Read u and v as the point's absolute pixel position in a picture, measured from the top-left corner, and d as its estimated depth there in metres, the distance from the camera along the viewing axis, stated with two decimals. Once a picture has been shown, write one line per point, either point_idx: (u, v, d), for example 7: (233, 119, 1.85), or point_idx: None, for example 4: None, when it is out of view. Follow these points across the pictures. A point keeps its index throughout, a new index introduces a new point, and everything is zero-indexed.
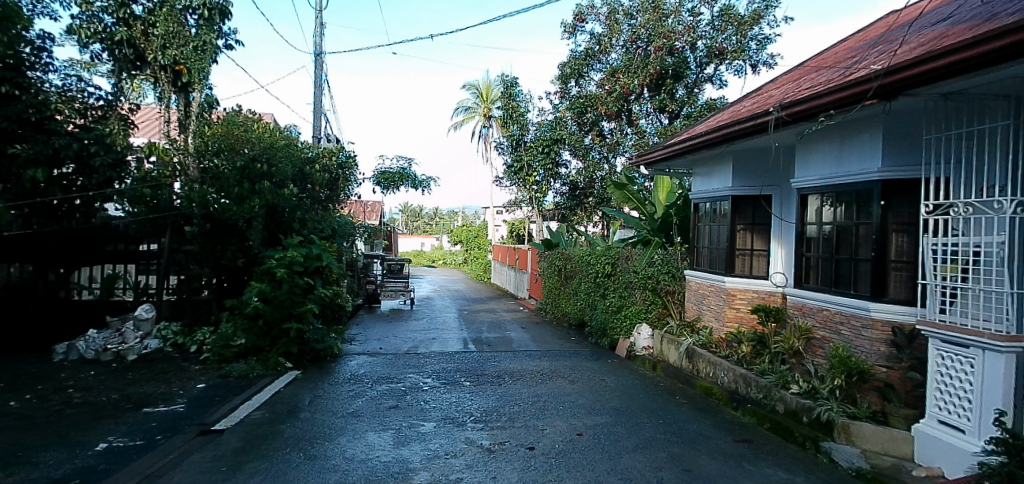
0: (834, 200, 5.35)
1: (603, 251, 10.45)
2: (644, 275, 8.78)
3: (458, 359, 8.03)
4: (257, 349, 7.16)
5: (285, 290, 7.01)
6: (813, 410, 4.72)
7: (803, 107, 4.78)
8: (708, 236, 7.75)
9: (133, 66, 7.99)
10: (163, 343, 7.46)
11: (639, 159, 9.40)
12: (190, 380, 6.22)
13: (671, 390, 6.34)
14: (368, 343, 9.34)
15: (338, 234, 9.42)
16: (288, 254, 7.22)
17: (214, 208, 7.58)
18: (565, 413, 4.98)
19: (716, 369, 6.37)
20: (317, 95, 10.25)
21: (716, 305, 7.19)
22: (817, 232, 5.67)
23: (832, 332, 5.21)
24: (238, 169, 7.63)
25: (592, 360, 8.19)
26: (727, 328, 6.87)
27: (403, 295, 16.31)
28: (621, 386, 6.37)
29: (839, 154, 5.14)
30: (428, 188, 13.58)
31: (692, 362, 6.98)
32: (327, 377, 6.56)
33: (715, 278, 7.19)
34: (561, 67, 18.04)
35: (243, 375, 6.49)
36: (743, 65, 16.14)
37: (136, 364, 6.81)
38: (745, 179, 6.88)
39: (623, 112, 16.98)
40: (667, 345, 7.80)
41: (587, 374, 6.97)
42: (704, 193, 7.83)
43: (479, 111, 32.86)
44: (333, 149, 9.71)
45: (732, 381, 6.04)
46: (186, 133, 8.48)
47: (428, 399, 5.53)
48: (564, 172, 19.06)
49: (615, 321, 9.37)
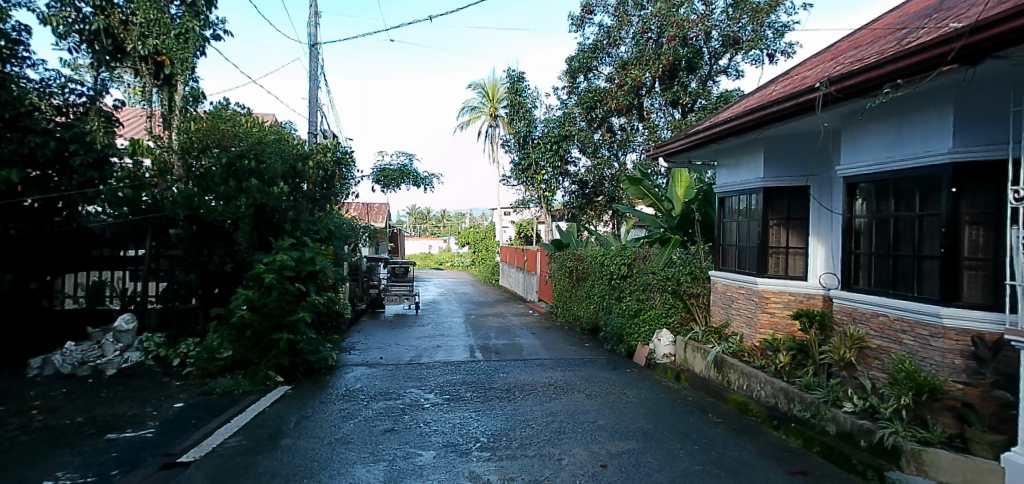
0: (889, 188, 4.66)
1: (618, 250, 9.79)
2: (664, 276, 8.12)
3: (464, 370, 7.40)
4: (244, 362, 6.58)
5: (274, 297, 6.40)
6: (874, 433, 4.03)
7: (860, 79, 4.11)
8: (736, 234, 7.07)
9: (112, 57, 7.41)
10: (144, 356, 6.91)
11: (657, 151, 8.65)
12: (168, 398, 5.64)
13: (701, 405, 5.67)
14: (367, 352, 8.75)
15: (335, 235, 8.85)
16: (277, 258, 6.64)
17: (201, 211, 6.91)
18: (584, 437, 4.34)
19: (751, 381, 5.70)
20: (313, 89, 9.69)
21: (748, 309, 6.51)
22: (867, 226, 4.97)
23: (891, 342, 4.50)
24: (224, 166, 7.10)
25: (608, 369, 7.54)
26: (760, 334, 6.21)
27: (408, 299, 15.72)
28: (645, 402, 5.70)
29: (897, 135, 4.47)
30: (431, 186, 12.94)
31: (722, 373, 6.31)
32: (319, 394, 5.98)
33: (745, 279, 6.53)
34: (568, 61, 17.42)
35: (227, 392, 5.93)
36: (761, 54, 15.40)
37: (113, 380, 6.24)
38: (778, 168, 6.20)
39: (634, 106, 16.32)
40: (691, 353, 7.14)
41: (606, 387, 6.32)
42: (730, 186, 7.15)
43: (486, 111, 32.24)
44: (329, 145, 9.11)
45: (770, 396, 5.36)
46: (170, 130, 7.95)
47: (429, 420, 4.91)
48: (573, 170, 18.44)
49: (633, 327, 8.71)
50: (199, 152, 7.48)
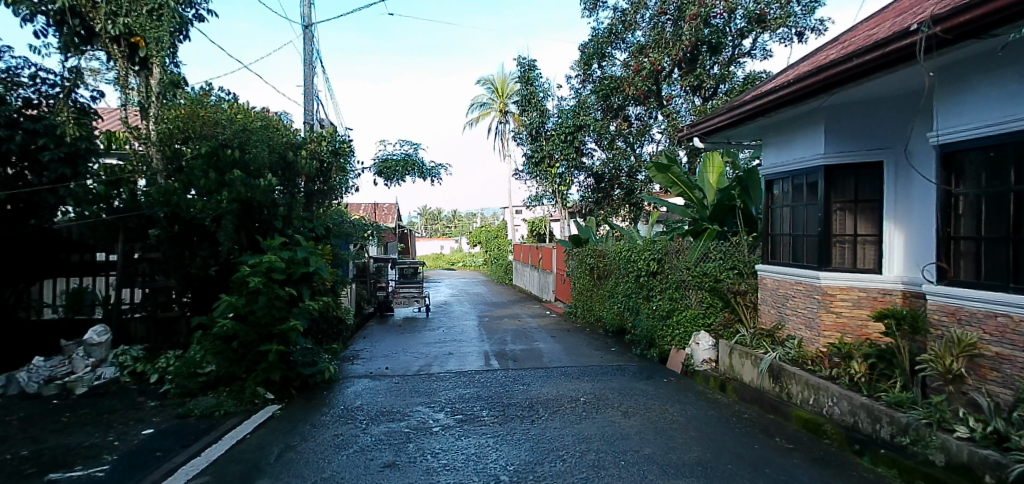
0: (1004, 155, 3.70)
1: (646, 244, 8.84)
2: (700, 272, 7.21)
3: (480, 382, 6.55)
4: (230, 377, 5.83)
5: (261, 304, 5.58)
6: (1007, 468, 3.06)
7: (979, 13, 3.15)
8: (789, 221, 6.13)
9: (81, 40, 6.62)
10: (120, 372, 6.13)
11: (690, 130, 7.60)
12: (137, 423, 4.86)
13: (761, 425, 4.77)
14: (373, 361, 7.97)
15: (334, 234, 8.02)
16: (265, 258, 5.82)
17: (182, 208, 6.14)
18: (632, 475, 3.46)
19: (820, 395, 4.81)
20: (308, 74, 8.88)
21: (806, 308, 5.60)
22: (972, 204, 4.01)
23: (1016, 349, 3.52)
24: (204, 156, 6.29)
25: (642, 379, 6.63)
26: (825, 338, 5.30)
27: (417, 301, 14.96)
28: (694, 422, 4.79)
29: (1019, 86, 3.51)
30: (438, 178, 12.00)
31: (779, 383, 5.41)
32: (313, 415, 5.18)
33: (804, 274, 5.60)
34: (581, 49, 16.55)
35: (206, 414, 5.16)
36: (789, 33, 14.34)
37: (81, 400, 5.49)
38: (843, 142, 5.27)
39: (652, 92, 15.31)
40: (737, 359, 6.24)
41: (645, 402, 5.43)
42: (780, 166, 6.22)
43: (495, 106, 31.38)
44: (324, 133, 8.19)
45: (848, 414, 4.46)
46: (148, 120, 6.92)
47: (437, 451, 4.06)
48: (588, 162, 17.38)
49: (665, 329, 7.85)
50: (182, 141, 6.75)
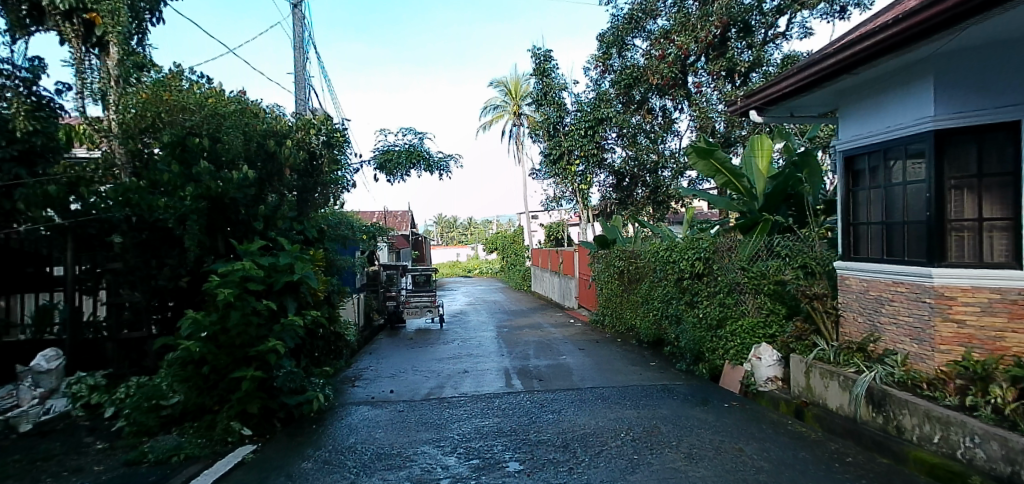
0: None
1: (688, 243, 7.74)
2: (758, 272, 6.28)
3: (500, 410, 5.45)
4: (198, 410, 4.84)
5: (233, 321, 4.57)
6: None
7: None
8: (884, 207, 4.93)
9: (31, 20, 5.76)
10: (72, 405, 5.20)
11: (746, 101, 6.38)
12: (69, 476, 3.85)
13: (878, 476, 3.56)
14: (377, 383, 6.94)
15: (328, 237, 6.99)
16: (239, 265, 4.78)
17: (143, 208, 5.23)
18: None
19: (950, 432, 3.57)
20: (299, 59, 7.91)
21: (912, 316, 4.39)
22: None
23: None
24: (166, 147, 5.51)
25: (697, 404, 5.48)
26: (943, 355, 4.08)
27: (430, 311, 13.92)
28: (785, 470, 3.62)
29: None
30: (447, 170, 10.95)
31: (883, 412, 4.21)
32: (295, 461, 4.15)
33: (908, 272, 4.40)
34: (600, 38, 15.42)
35: (159, 460, 4.13)
36: (831, 10, 13.04)
37: (19, 442, 4.51)
38: (959, 99, 4.12)
39: (678, 81, 14.13)
40: (816, 379, 5.05)
41: (710, 439, 4.27)
42: (868, 137, 5.06)
43: (509, 109, 30.32)
44: (315, 120, 6.96)
45: (1001, 461, 3.18)
46: (111, 108, 6.01)
47: None
48: (610, 159, 16.23)
49: (717, 340, 6.75)
50: (148, 132, 5.82)
